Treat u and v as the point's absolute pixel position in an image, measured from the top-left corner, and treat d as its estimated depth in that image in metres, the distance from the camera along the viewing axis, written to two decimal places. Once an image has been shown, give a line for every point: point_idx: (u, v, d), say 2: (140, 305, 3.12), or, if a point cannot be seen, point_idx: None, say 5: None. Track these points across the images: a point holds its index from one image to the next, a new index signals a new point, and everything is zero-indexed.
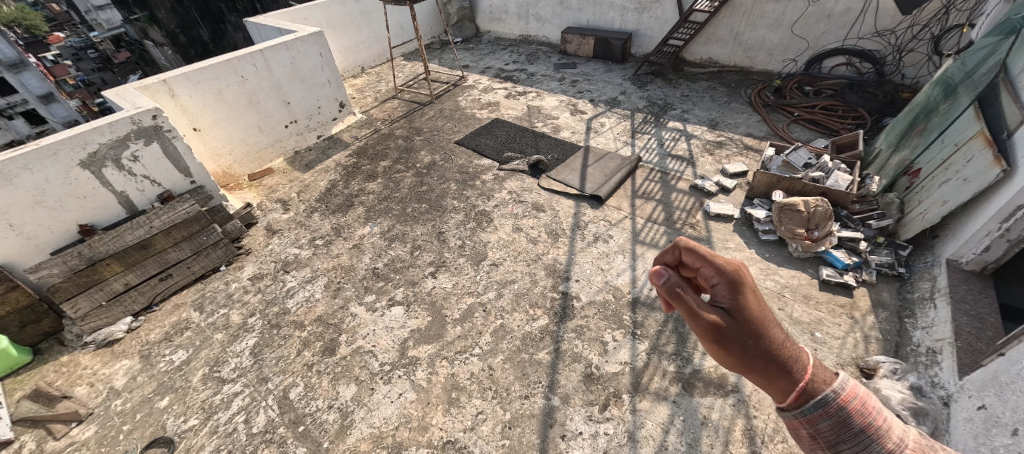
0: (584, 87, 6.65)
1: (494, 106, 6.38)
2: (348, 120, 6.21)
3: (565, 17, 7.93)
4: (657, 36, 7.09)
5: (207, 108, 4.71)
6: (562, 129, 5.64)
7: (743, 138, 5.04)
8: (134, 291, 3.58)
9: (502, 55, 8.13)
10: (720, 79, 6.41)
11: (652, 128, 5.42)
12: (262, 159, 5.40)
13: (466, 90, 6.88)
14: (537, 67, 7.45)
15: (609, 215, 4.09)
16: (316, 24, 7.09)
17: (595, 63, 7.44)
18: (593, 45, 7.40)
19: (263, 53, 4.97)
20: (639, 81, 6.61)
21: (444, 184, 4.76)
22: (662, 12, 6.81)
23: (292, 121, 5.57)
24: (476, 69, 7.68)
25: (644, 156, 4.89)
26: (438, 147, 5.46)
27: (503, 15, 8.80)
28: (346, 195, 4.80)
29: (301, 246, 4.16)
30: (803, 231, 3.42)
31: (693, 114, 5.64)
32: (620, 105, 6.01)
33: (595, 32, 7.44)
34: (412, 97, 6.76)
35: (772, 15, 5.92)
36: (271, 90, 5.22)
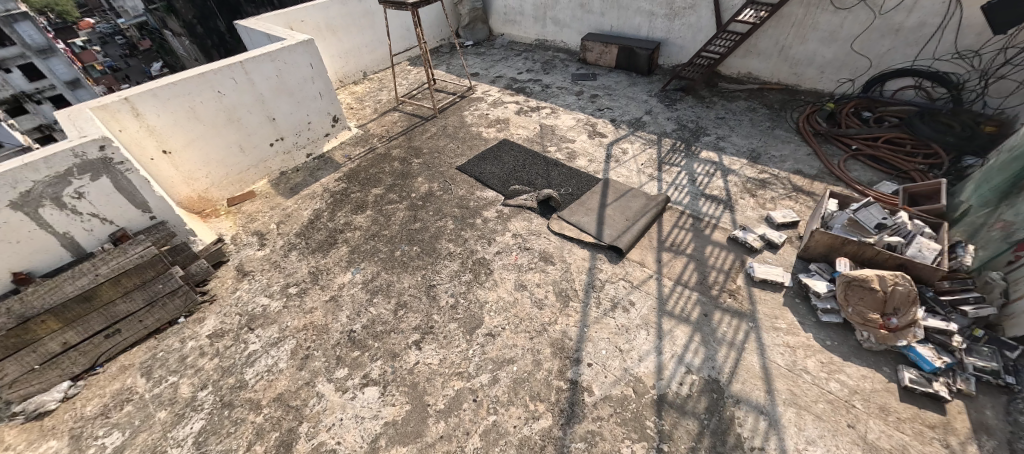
0: (604, 103, 5.94)
1: (503, 123, 5.74)
2: (342, 135, 5.65)
3: (586, 22, 7.20)
4: (688, 47, 6.34)
5: (179, 128, 4.20)
6: (578, 155, 4.94)
7: (790, 175, 4.30)
8: (74, 352, 3.09)
9: (515, 62, 7.46)
10: (762, 98, 5.63)
11: (682, 158, 4.71)
12: (243, 181, 4.88)
13: (474, 102, 6.25)
14: (553, 78, 6.76)
15: (630, 274, 3.44)
16: (314, 26, 6.55)
17: (618, 74, 6.72)
18: (616, 54, 6.68)
19: (244, 65, 4.43)
20: (667, 98, 5.88)
21: (440, 222, 4.17)
22: (696, 19, 6.05)
23: (278, 138, 5.03)
24: (486, 78, 7.03)
25: (674, 195, 4.19)
26: (438, 173, 4.86)
27: (518, 17, 8.11)
28: (329, 229, 4.24)
29: (271, 294, 3.62)
30: (879, 316, 2.76)
31: (730, 141, 4.90)
32: (645, 128, 5.30)
33: (619, 40, 6.71)
34: (414, 111, 6.17)
35: (826, 27, 5.11)
36: (253, 105, 4.67)
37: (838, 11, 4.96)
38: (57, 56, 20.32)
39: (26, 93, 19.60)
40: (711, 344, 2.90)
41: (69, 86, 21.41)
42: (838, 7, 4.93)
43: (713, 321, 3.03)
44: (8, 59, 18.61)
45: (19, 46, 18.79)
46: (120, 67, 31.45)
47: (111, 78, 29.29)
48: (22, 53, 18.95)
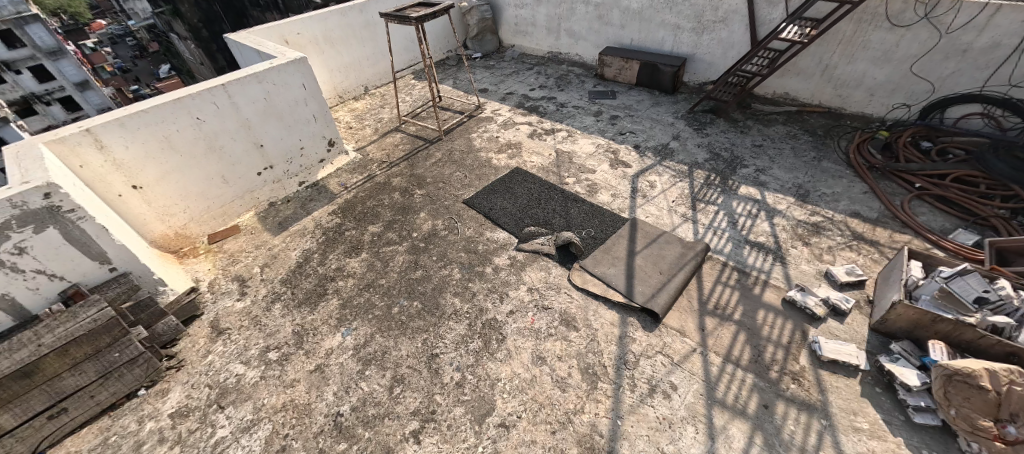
0: (626, 126, 5.40)
1: (515, 147, 5.22)
2: (339, 161, 5.16)
3: (604, 34, 6.68)
4: (717, 63, 5.81)
5: (152, 159, 3.73)
6: (600, 188, 4.41)
7: (847, 219, 3.74)
8: (8, 439, 2.59)
9: (527, 77, 6.95)
10: (802, 123, 5.07)
11: (718, 194, 4.16)
12: (227, 214, 4.40)
13: (482, 123, 5.75)
14: (568, 96, 6.24)
15: (669, 346, 2.90)
16: (311, 39, 6.08)
17: (639, 92, 6.18)
18: (637, 70, 6.15)
19: (226, 88, 3.95)
20: (696, 121, 5.33)
21: (444, 269, 3.66)
22: (727, 34, 5.51)
23: (267, 166, 4.55)
24: (495, 95, 6.52)
25: (712, 241, 3.65)
26: (443, 207, 4.34)
27: (530, 28, 7.61)
28: (319, 275, 3.74)
29: (247, 360, 3.11)
30: (994, 426, 2.19)
31: (772, 175, 4.35)
32: (674, 157, 4.76)
33: (640, 55, 6.18)
34: (418, 132, 5.68)
35: (879, 46, 4.56)
36: (238, 132, 4.19)
37: (894, 28, 4.40)
38: (65, 56, 20.65)
39: (34, 93, 20.47)
40: (777, 450, 2.35)
41: (79, 88, 21.64)
42: (895, 24, 4.37)
43: (775, 416, 2.48)
44: (15, 61, 19.29)
45: (30, 49, 19.55)
46: (129, 68, 31.53)
47: (121, 79, 29.40)
48: (32, 55, 19.67)
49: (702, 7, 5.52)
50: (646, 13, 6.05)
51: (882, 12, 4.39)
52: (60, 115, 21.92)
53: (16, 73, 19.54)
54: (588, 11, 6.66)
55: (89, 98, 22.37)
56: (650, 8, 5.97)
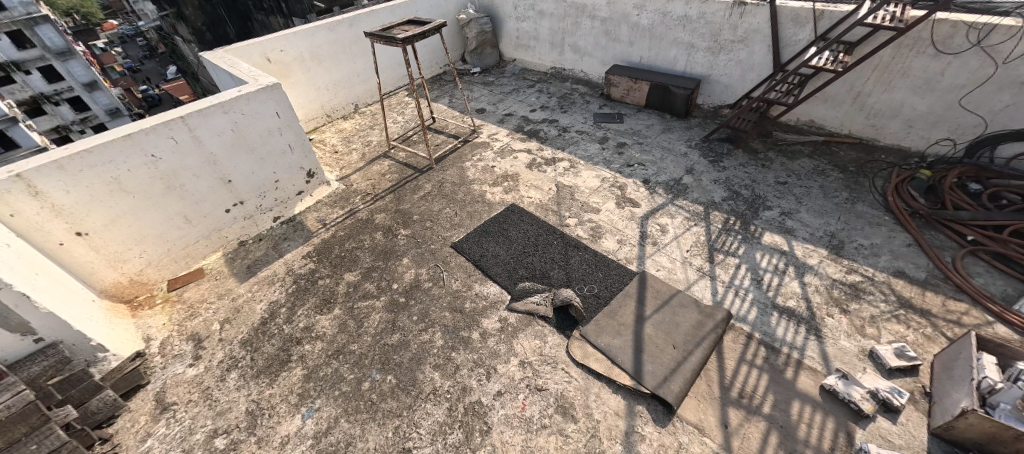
0: (634, 156, 4.92)
1: (511, 179, 4.76)
2: (319, 192, 4.74)
3: (611, 51, 6.21)
4: (735, 86, 5.32)
5: (98, 203, 3.31)
6: (604, 232, 3.93)
7: (890, 279, 3.24)
8: None
9: (528, 96, 6.49)
10: (830, 156, 4.57)
11: (739, 243, 3.67)
12: (190, 256, 3.97)
13: (477, 149, 5.30)
14: (571, 118, 5.78)
15: (685, 449, 2.42)
16: (296, 56, 5.68)
17: (648, 115, 5.70)
18: (646, 92, 5.67)
19: (186, 121, 3.52)
20: (711, 150, 4.84)
21: (425, 332, 3.20)
22: (746, 54, 5.03)
23: (236, 202, 4.12)
24: (493, 116, 6.07)
25: (734, 305, 3.16)
26: (428, 252, 3.89)
27: (532, 42, 7.16)
28: (284, 336, 3.29)
29: (190, 449, 2.68)
30: None
31: (799, 219, 3.85)
32: (688, 194, 4.28)
33: (650, 75, 5.70)
34: (406, 159, 5.24)
35: (921, 74, 4.05)
36: (202, 168, 3.76)
37: (940, 55, 3.90)
38: (76, 58, 20.56)
39: (43, 95, 20.28)
40: None
41: (88, 88, 21.43)
42: (942, 50, 3.87)
43: None
44: (26, 61, 19.17)
45: (39, 49, 19.45)
46: (138, 68, 31.44)
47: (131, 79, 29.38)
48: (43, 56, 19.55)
49: (719, 26, 5.04)
50: (657, 30, 5.59)
51: (927, 36, 3.89)
52: (67, 115, 21.69)
53: (26, 75, 19.39)
54: (593, 26, 6.21)
55: (99, 100, 22.07)
56: (662, 25, 5.51)
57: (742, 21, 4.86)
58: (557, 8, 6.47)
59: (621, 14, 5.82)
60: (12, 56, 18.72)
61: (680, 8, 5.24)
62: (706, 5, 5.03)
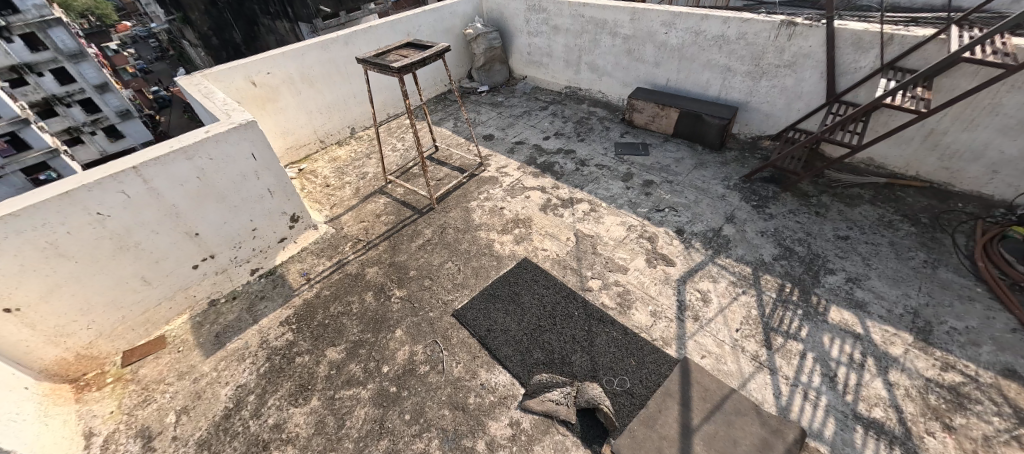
0: (664, 197, 4.30)
1: (523, 224, 4.16)
2: (305, 237, 4.17)
3: (634, 72, 5.60)
4: (777, 115, 4.69)
5: (31, 273, 2.77)
6: (634, 299, 3.32)
7: (999, 382, 2.60)
8: None
9: (540, 120, 5.89)
10: (896, 204, 3.92)
11: (800, 322, 3.04)
12: (151, 321, 3.42)
13: (484, 186, 4.71)
14: (589, 148, 5.16)
15: None
16: (285, 78, 5.14)
17: (676, 145, 5.07)
18: (675, 119, 5.05)
19: (139, 171, 2.97)
20: (754, 193, 4.20)
21: (420, 438, 2.61)
22: (792, 81, 4.39)
23: (206, 256, 3.57)
24: (501, 144, 5.46)
25: (804, 413, 2.54)
26: (426, 322, 3.30)
27: (545, 59, 6.56)
28: (250, 436, 2.73)
29: None
30: None
31: (871, 289, 3.20)
32: (731, 250, 3.64)
33: (679, 101, 5.07)
34: (404, 196, 4.66)
35: (1015, 112, 3.38)
36: (162, 222, 3.21)
37: None
38: (88, 60, 20.40)
39: (56, 96, 20.05)
40: None
41: (99, 89, 21.00)
42: None
43: None
44: (40, 62, 19.13)
45: (52, 52, 19.30)
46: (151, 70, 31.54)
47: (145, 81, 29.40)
48: (54, 58, 19.42)
49: (762, 48, 4.41)
50: (687, 51, 4.96)
51: None
52: (78, 115, 21.16)
53: (39, 76, 19.32)
54: (614, 44, 5.59)
55: (107, 101, 21.30)
56: (693, 45, 4.88)
57: (791, 44, 4.22)
58: (573, 23, 5.87)
59: (646, 32, 5.20)
60: (24, 57, 18.48)
61: (716, 27, 4.61)
62: (747, 25, 4.40)
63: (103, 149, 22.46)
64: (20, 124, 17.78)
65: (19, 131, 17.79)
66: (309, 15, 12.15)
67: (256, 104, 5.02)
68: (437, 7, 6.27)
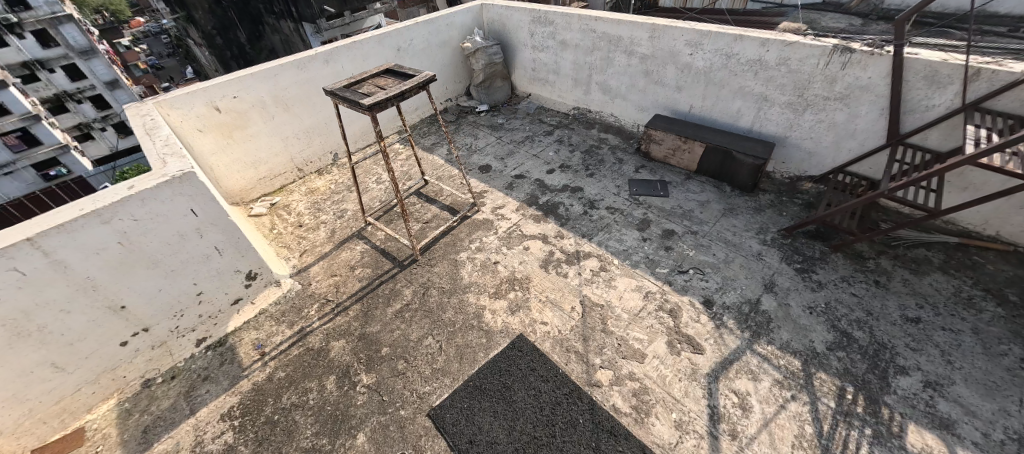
0: (688, 254, 3.63)
1: (520, 284, 3.52)
2: (264, 297, 3.56)
3: (652, 96, 4.92)
4: (821, 154, 3.99)
5: None
6: (654, 401, 2.66)
7: None
8: None
9: (544, 148, 5.23)
10: (974, 274, 3.21)
11: (869, 449, 2.36)
12: (68, 411, 2.83)
13: (477, 232, 4.07)
14: (599, 186, 4.50)
15: None
16: (255, 102, 4.54)
17: (700, 185, 4.38)
18: (700, 155, 4.36)
19: (37, 244, 2.38)
20: (797, 252, 3.52)
21: None
22: (843, 117, 3.71)
23: (138, 331, 2.99)
24: (499, 177, 4.82)
25: None
26: (395, 424, 2.68)
27: (551, 76, 5.91)
28: None
29: None
30: None
31: (957, 401, 2.52)
32: (773, 333, 2.97)
33: (704, 133, 4.38)
34: (384, 243, 4.05)
35: None
36: (74, 299, 2.62)
37: None
38: (99, 55, 19.89)
39: (67, 92, 19.72)
40: None
41: (109, 86, 20.72)
42: None
43: None
44: (51, 58, 18.70)
45: (64, 48, 18.79)
46: (160, 66, 31.46)
47: (155, 76, 29.21)
48: (65, 55, 18.97)
49: (808, 77, 3.72)
50: (715, 76, 4.28)
51: None
52: (89, 112, 20.75)
53: (50, 73, 18.92)
54: (630, 64, 4.92)
55: (118, 97, 21.34)
56: (723, 70, 4.19)
57: (844, 74, 3.53)
58: (584, 39, 5.20)
59: (667, 52, 4.52)
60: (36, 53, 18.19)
61: (751, 50, 3.93)
62: (791, 49, 3.71)
63: (111, 146, 22.04)
64: (31, 120, 17.79)
65: (29, 127, 17.78)
66: (314, 16, 12.80)
67: (221, 132, 4.43)
68: (432, 19, 5.63)
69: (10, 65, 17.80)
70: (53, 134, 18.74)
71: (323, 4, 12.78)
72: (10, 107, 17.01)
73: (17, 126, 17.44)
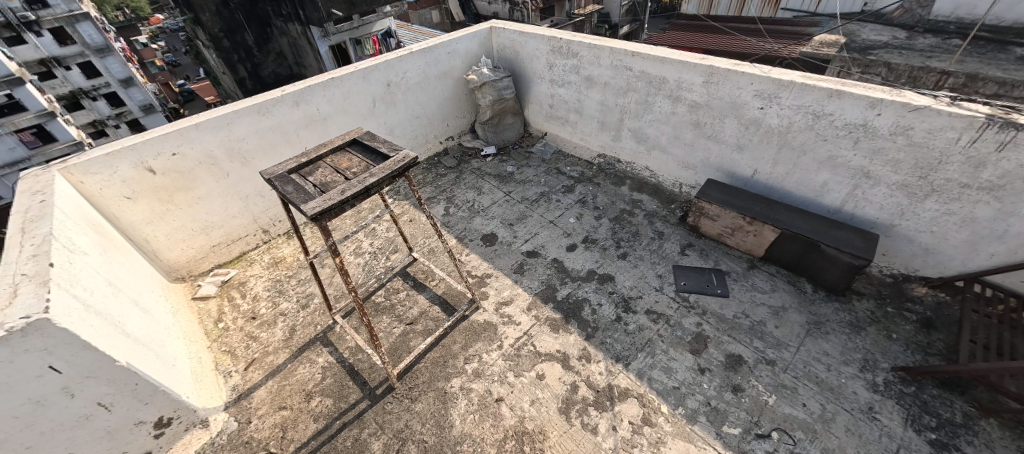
0: (767, 402, 2.60)
1: (533, 441, 2.54)
2: (183, 445, 2.63)
3: (702, 153, 3.90)
4: (945, 253, 2.95)
5: None
6: None
7: None
8: None
9: (564, 211, 4.24)
10: None
11: None
12: None
13: (477, 343, 3.10)
14: (634, 274, 3.50)
15: None
16: (202, 158, 3.62)
17: (769, 279, 3.34)
18: (770, 241, 3.32)
19: None
20: (927, 412, 2.47)
21: None
22: (990, 213, 2.66)
23: None
24: (508, 253, 3.83)
25: None
26: None
27: (573, 116, 4.92)
28: None
29: None
30: None
31: None
32: None
33: (777, 211, 3.34)
34: (354, 356, 3.10)
35: None
36: None
37: None
38: (116, 53, 18.76)
39: (83, 89, 18.79)
40: None
41: (125, 83, 19.54)
42: None
43: None
44: (68, 56, 17.63)
45: (82, 46, 17.78)
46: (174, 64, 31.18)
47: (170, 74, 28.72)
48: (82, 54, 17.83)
49: (940, 155, 2.67)
50: (795, 139, 3.25)
51: None
52: (106, 111, 19.95)
53: (67, 71, 17.95)
54: (676, 112, 3.89)
55: (135, 95, 20.00)
56: (808, 133, 3.16)
57: (1000, 158, 2.50)
58: (615, 77, 4.19)
59: (728, 103, 3.49)
60: (53, 50, 17.04)
61: (852, 112, 2.90)
62: (917, 117, 2.67)
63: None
64: (45, 116, 16.75)
65: (46, 124, 15.11)
66: (320, 19, 11.77)
67: (158, 197, 3.53)
68: (431, 46, 4.67)
69: (32, 65, 16.86)
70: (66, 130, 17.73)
71: (329, 7, 11.64)
72: (21, 102, 15.89)
73: (33, 123, 16.47)
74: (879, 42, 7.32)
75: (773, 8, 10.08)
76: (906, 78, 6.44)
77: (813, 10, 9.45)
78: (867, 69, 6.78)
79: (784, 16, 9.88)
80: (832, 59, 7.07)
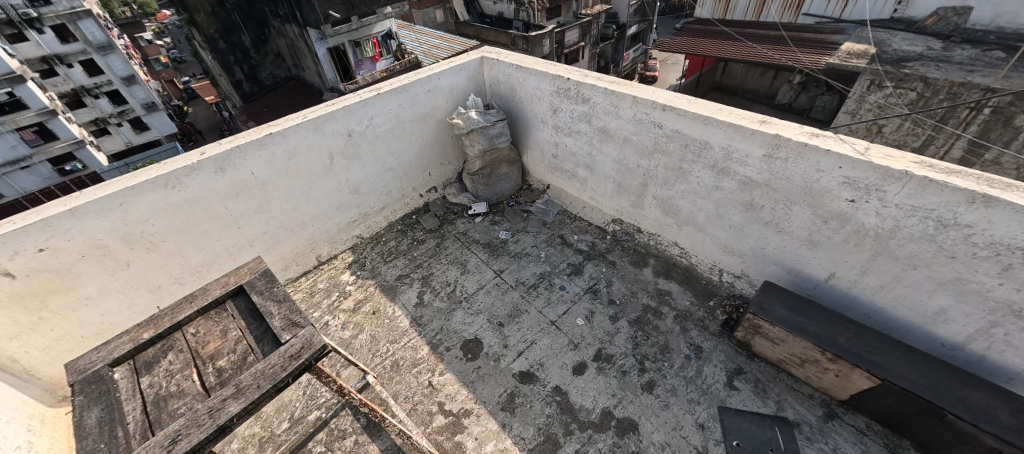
0: None
1: None
2: None
3: (756, 241, 2.95)
4: None
5: None
6: None
7: None
8: None
9: (571, 306, 3.28)
10: None
11: None
12: None
13: None
14: (665, 423, 2.54)
15: None
16: (87, 250, 2.72)
17: (857, 441, 2.38)
18: (862, 388, 2.35)
19: None
20: None
21: None
22: None
23: None
24: (494, 374, 2.88)
25: None
26: None
27: (582, 171, 3.97)
28: None
29: None
30: None
31: None
32: None
33: (871, 345, 2.37)
34: None
35: None
36: None
37: None
38: (116, 51, 16.35)
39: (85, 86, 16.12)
40: None
41: (125, 81, 17.06)
42: None
43: None
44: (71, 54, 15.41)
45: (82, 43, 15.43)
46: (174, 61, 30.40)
47: (173, 71, 27.84)
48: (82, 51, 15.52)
49: None
50: (900, 247, 2.29)
51: None
52: (106, 107, 16.93)
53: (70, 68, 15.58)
54: (720, 186, 2.92)
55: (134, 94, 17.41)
56: (925, 243, 2.20)
57: None
58: (639, 134, 3.22)
59: (800, 186, 2.52)
60: (54, 48, 15.01)
61: (1004, 228, 1.94)
62: None
63: (127, 142, 18.01)
64: (48, 115, 14.56)
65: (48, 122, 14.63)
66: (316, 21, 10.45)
67: (23, 305, 2.62)
68: (404, 85, 3.73)
69: (31, 61, 14.67)
70: (70, 127, 15.37)
71: (327, 9, 10.36)
72: (24, 101, 13.90)
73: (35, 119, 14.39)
74: (912, 53, 6.50)
75: (793, 14, 8.40)
76: (944, 96, 5.71)
77: (837, 15, 7.91)
78: (902, 84, 6.11)
79: (805, 24, 8.26)
80: (862, 71, 6.45)
